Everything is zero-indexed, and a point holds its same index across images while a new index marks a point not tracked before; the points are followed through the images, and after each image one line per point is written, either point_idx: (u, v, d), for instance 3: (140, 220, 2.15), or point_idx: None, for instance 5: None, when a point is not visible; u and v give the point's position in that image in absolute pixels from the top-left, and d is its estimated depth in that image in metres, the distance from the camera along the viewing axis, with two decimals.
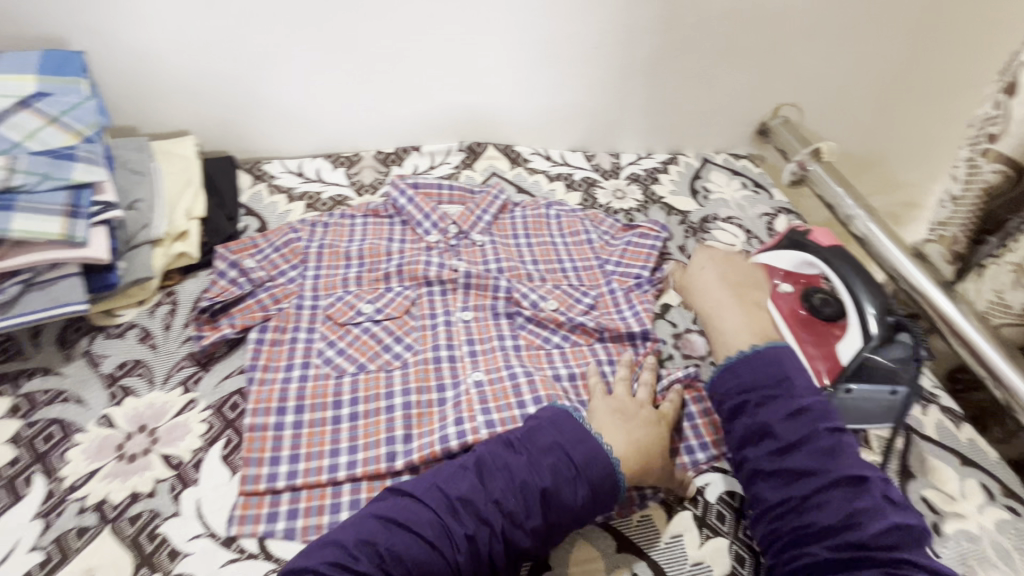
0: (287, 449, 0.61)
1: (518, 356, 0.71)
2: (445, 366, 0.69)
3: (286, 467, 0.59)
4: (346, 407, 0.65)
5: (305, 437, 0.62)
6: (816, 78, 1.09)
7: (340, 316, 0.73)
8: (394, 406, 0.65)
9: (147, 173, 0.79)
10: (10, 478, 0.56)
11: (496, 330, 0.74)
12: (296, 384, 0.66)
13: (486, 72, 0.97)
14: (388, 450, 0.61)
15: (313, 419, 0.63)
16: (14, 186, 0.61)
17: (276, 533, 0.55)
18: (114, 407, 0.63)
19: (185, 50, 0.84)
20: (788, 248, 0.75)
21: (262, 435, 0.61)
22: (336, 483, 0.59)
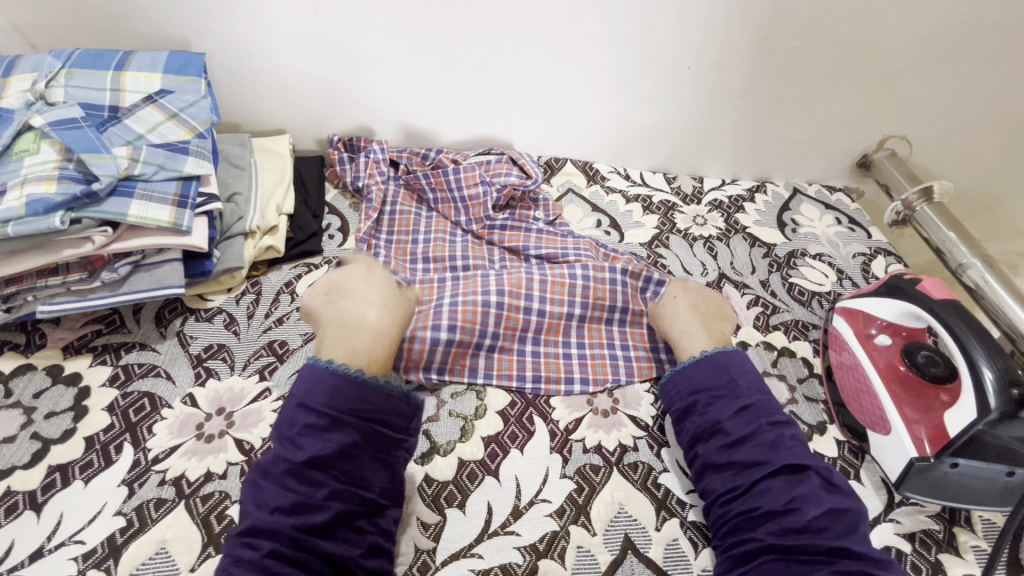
0: (438, 361, 0.69)
1: (580, 328, 0.76)
2: (534, 319, 0.73)
3: (445, 334, 0.68)
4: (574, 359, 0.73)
5: (453, 354, 0.69)
6: (932, 111, 0.99)
7: (519, 285, 0.73)
8: (525, 350, 0.73)
9: (245, 168, 0.84)
10: (103, 443, 0.61)
11: (567, 293, 0.75)
12: (530, 358, 0.72)
13: (572, 88, 0.95)
14: (518, 373, 0.71)
15: (461, 340, 0.69)
16: (135, 174, 0.66)
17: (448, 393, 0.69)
18: (198, 386, 0.66)
19: (292, 56, 0.88)
20: (885, 296, 0.69)
21: (419, 349, 0.68)
22: (473, 372, 0.70)
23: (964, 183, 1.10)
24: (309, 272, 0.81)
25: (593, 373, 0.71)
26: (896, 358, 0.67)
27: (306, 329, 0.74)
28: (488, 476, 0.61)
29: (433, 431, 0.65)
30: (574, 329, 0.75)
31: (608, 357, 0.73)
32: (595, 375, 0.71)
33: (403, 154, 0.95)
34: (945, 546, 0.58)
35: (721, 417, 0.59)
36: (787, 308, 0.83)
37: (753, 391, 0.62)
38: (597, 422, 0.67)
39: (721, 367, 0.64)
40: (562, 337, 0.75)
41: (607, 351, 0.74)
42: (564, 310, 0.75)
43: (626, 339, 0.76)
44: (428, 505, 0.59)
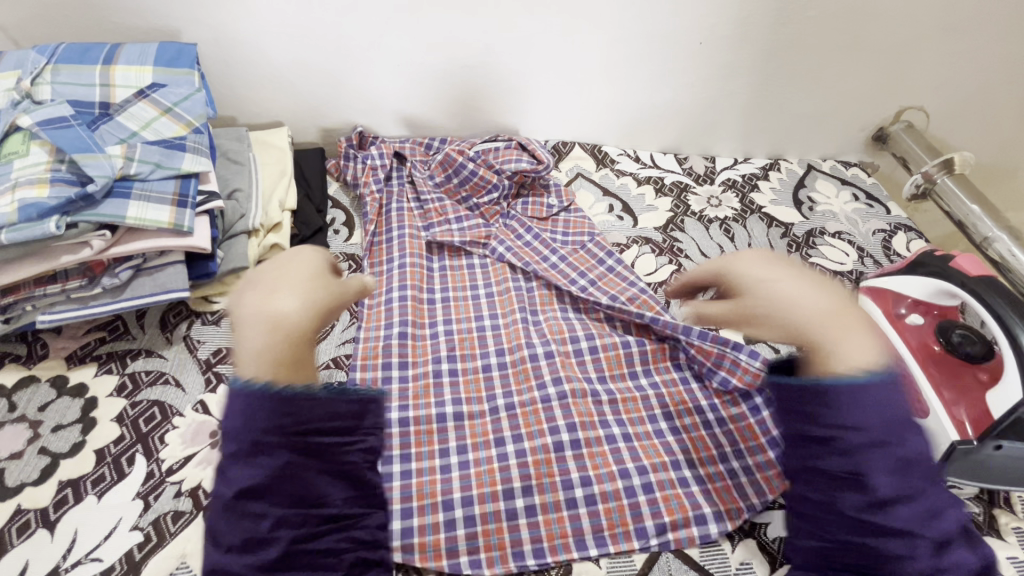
0: (453, 441, 0.63)
1: (612, 407, 0.66)
2: (554, 406, 0.65)
3: (456, 459, 0.61)
4: (615, 427, 0.64)
5: (467, 428, 0.64)
6: (950, 80, 0.96)
7: (517, 337, 0.73)
8: (563, 444, 0.62)
9: (245, 163, 0.81)
10: (114, 456, 0.59)
11: (581, 372, 0.69)
12: (558, 404, 0.65)
13: (579, 67, 0.91)
14: (554, 440, 0.62)
15: (472, 411, 0.66)
16: (131, 174, 0.63)
17: (451, 466, 0.60)
18: (209, 393, 0.64)
19: (285, 43, 0.84)
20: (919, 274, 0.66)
21: (428, 430, 0.63)
22: (505, 468, 0.60)
23: (983, 155, 1.07)
24: None
25: (649, 459, 0.61)
26: (928, 337, 0.65)
27: None
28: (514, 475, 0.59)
29: None
30: (608, 411, 0.66)
31: (653, 432, 0.64)
32: (652, 462, 0.61)
33: (407, 146, 0.93)
34: (987, 529, 0.56)
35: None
36: None
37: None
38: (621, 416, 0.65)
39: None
40: (597, 417, 0.65)
41: (650, 426, 0.65)
42: (586, 389, 0.67)
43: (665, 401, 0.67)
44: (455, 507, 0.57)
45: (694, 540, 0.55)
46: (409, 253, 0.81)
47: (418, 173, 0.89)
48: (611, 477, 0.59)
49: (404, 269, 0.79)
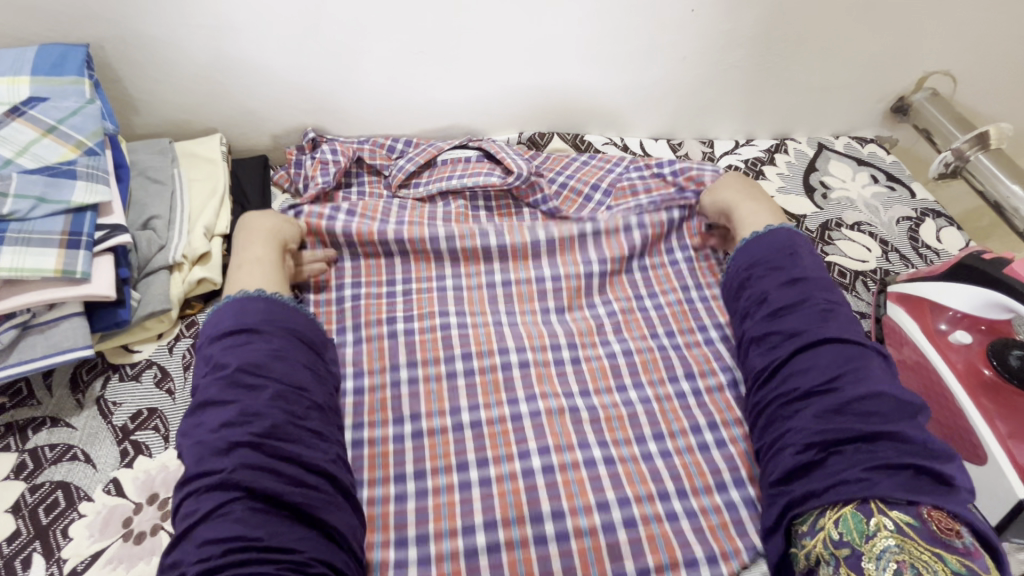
0: (412, 528, 0.53)
1: (611, 476, 0.56)
2: (538, 483, 0.55)
3: (415, 550, 0.52)
4: (615, 509, 0.54)
5: (431, 509, 0.54)
6: (983, 37, 0.83)
7: (496, 389, 0.62)
8: (542, 519, 0.53)
9: (166, 181, 0.70)
10: (7, 557, 0.49)
11: (576, 434, 0.59)
12: (544, 481, 0.55)
13: (553, 45, 0.79)
14: (535, 527, 0.53)
15: (438, 486, 0.55)
16: (4, 214, 0.52)
17: (408, 560, 0.51)
18: (124, 469, 0.54)
19: (206, 37, 0.72)
20: (967, 283, 0.55)
21: (384, 514, 0.54)
22: (472, 555, 0.51)
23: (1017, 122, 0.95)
24: None
25: (648, 533, 0.53)
26: (979, 360, 0.54)
27: None
28: None
29: None
30: (604, 479, 0.56)
31: (664, 514, 0.54)
32: (652, 535, 0.53)
33: (366, 147, 0.81)
34: None
35: (770, 288, 0.60)
36: None
37: (816, 270, 0.61)
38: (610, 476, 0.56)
39: (784, 246, 0.63)
40: (590, 496, 0.55)
41: (658, 504, 0.55)
42: (578, 457, 0.57)
43: (677, 474, 0.57)
44: None
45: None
46: (365, 279, 0.70)
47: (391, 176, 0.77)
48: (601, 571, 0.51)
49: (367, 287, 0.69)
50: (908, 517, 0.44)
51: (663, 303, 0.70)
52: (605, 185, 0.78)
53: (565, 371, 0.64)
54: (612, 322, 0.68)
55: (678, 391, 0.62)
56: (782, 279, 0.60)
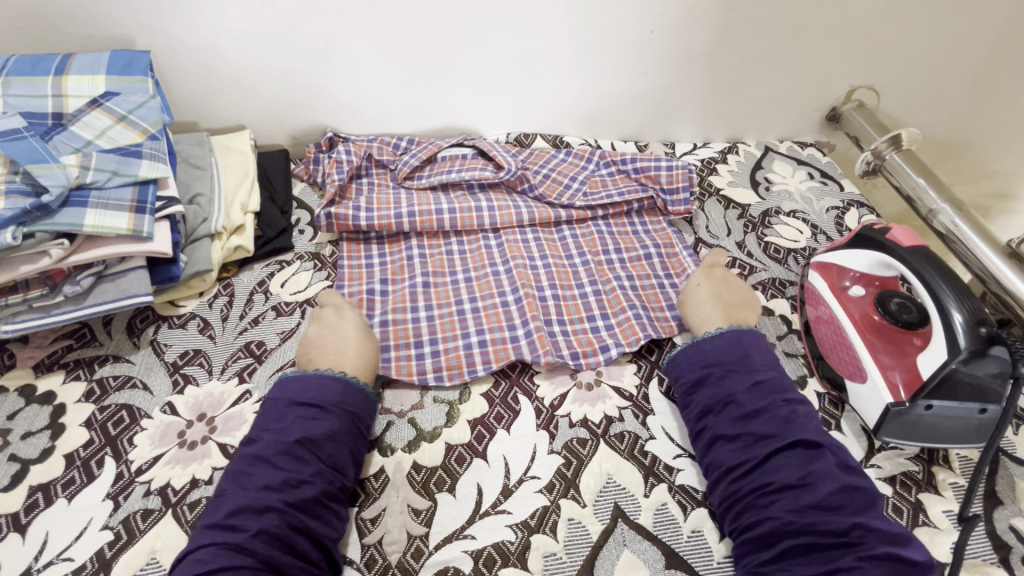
0: (428, 352, 0.71)
1: (558, 310, 0.76)
2: (513, 311, 0.75)
3: (429, 349, 0.71)
4: (559, 330, 0.74)
5: (439, 326, 0.74)
6: (900, 58, 0.99)
7: (489, 287, 0.78)
8: (518, 337, 0.72)
9: (206, 167, 0.82)
10: (84, 459, 0.60)
11: (536, 286, 0.79)
12: (517, 312, 0.75)
13: (536, 60, 0.93)
14: (511, 333, 0.72)
15: (443, 317, 0.75)
16: (87, 183, 0.64)
17: (427, 375, 0.68)
18: (176, 394, 0.66)
19: (241, 48, 0.85)
20: (863, 247, 0.69)
21: (408, 366, 0.69)
22: (469, 356, 0.70)
23: (934, 129, 1.11)
24: (282, 268, 0.80)
25: (583, 351, 0.71)
26: (870, 308, 0.68)
27: (283, 327, 0.73)
28: (476, 458, 0.61)
29: (419, 419, 0.65)
30: (564, 343, 0.72)
31: (599, 348, 0.72)
32: (585, 355, 0.71)
33: (374, 144, 0.94)
34: (925, 486, 0.59)
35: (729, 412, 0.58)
36: (763, 267, 0.83)
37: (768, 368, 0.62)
38: (581, 395, 0.67)
39: (739, 343, 0.64)
40: (543, 316, 0.75)
41: (588, 324, 0.75)
42: (537, 296, 0.78)
43: (620, 338, 0.73)
44: (418, 491, 0.59)
45: (608, 531, 0.56)
46: (388, 252, 0.83)
47: (402, 164, 0.91)
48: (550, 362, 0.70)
49: (384, 265, 0.81)
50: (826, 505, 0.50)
51: (625, 257, 0.84)
52: (581, 179, 0.92)
53: (548, 306, 0.76)
54: (587, 273, 0.82)
55: (622, 290, 0.79)
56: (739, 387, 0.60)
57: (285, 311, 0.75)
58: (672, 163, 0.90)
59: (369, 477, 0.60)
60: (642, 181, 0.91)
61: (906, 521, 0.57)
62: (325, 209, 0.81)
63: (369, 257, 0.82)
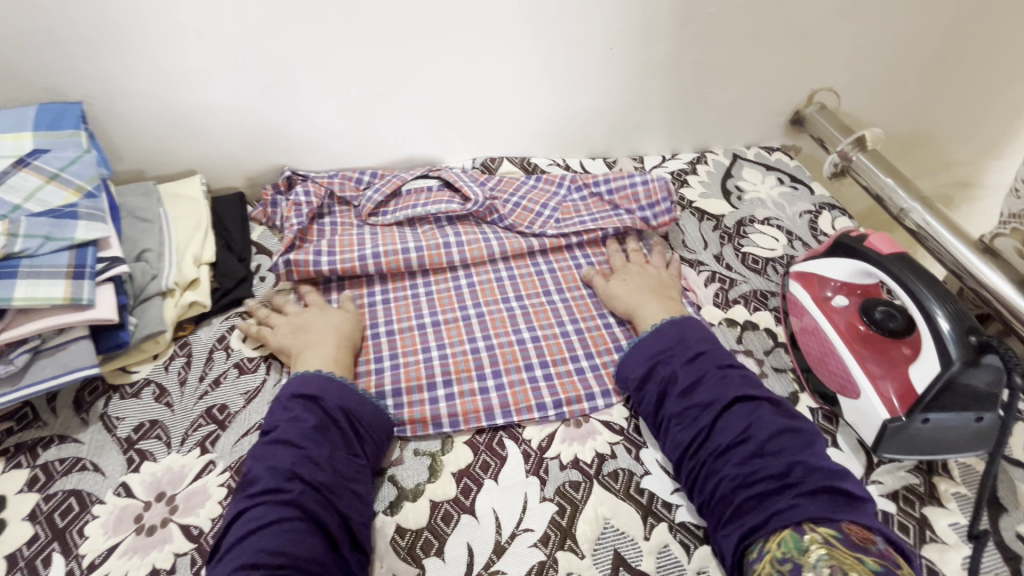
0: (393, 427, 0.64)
1: (537, 351, 0.72)
2: (485, 359, 0.71)
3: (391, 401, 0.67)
4: (539, 369, 0.70)
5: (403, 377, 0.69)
6: (855, 59, 1.00)
7: (459, 333, 0.74)
8: (488, 388, 0.68)
9: (154, 220, 0.77)
10: (28, 559, 0.54)
11: (513, 326, 0.75)
12: (488, 356, 0.71)
13: (496, 83, 0.91)
14: (481, 385, 0.68)
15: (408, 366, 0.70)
16: (16, 252, 0.59)
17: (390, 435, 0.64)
18: (131, 473, 0.60)
19: (186, 89, 0.81)
20: (842, 256, 0.68)
21: None
22: (436, 412, 0.66)
23: (895, 125, 1.13)
24: (243, 321, 0.75)
25: (567, 399, 0.67)
26: (854, 318, 0.67)
27: (246, 386, 0.68)
28: (464, 515, 0.57)
29: (401, 475, 0.61)
30: (546, 390, 0.68)
31: (586, 400, 0.67)
32: (571, 407, 0.66)
33: (336, 180, 0.90)
34: (928, 499, 0.58)
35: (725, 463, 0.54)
36: (743, 279, 0.82)
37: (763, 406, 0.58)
38: (569, 433, 0.64)
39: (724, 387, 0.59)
40: (522, 361, 0.71)
41: (572, 366, 0.71)
42: (513, 339, 0.74)
43: (605, 382, 0.69)
44: (404, 559, 0.54)
45: None
46: (350, 296, 0.79)
47: (367, 199, 0.87)
48: (529, 411, 0.66)
49: (346, 312, 0.77)
50: (833, 530, 0.48)
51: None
52: (552, 204, 0.90)
53: (527, 349, 0.72)
54: (565, 305, 0.78)
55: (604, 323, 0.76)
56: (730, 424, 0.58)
57: (248, 369, 0.70)
58: (648, 179, 0.89)
59: None
60: (616, 202, 0.89)
61: (914, 540, 0.55)
62: (284, 256, 0.77)
63: (332, 303, 0.78)
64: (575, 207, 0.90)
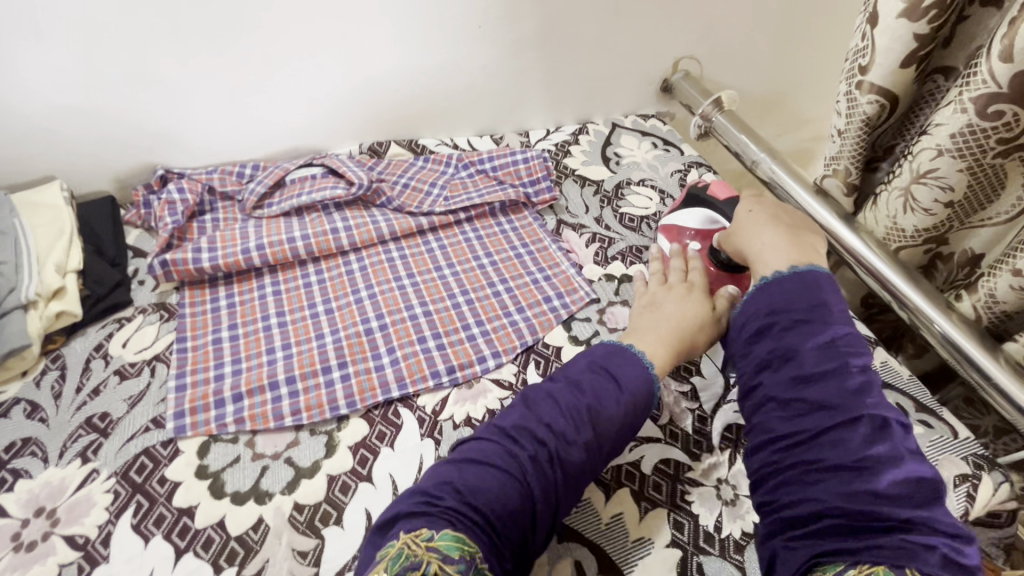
0: (289, 416, 0.65)
1: (429, 324, 0.75)
2: (378, 337, 0.73)
3: (286, 390, 0.67)
4: (432, 341, 0.73)
5: (296, 366, 0.69)
6: (707, 28, 1.09)
7: (352, 316, 0.75)
8: (383, 365, 0.70)
9: (6, 231, 0.72)
10: None
11: (405, 302, 0.77)
12: (380, 334, 0.73)
13: (370, 66, 0.91)
14: (375, 363, 0.70)
15: (301, 353, 0.71)
16: None
17: (285, 420, 0.64)
18: (5, 494, 0.58)
19: (29, 90, 0.76)
20: (692, 206, 0.77)
21: (262, 412, 0.65)
22: (331, 392, 0.67)
23: (753, 90, 1.24)
24: (121, 327, 0.73)
25: (460, 364, 0.71)
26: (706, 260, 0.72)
27: (129, 391, 0.66)
28: (362, 483, 0.60)
29: (296, 457, 0.62)
30: (439, 359, 0.71)
31: (477, 362, 0.71)
32: (464, 372, 0.70)
33: (215, 176, 0.88)
34: None
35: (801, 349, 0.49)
36: (621, 238, 0.89)
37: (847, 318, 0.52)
38: (462, 396, 0.68)
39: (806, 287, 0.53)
40: (415, 335, 0.74)
41: (464, 333, 0.74)
42: (406, 316, 0.76)
43: (495, 345, 0.73)
44: (303, 532, 0.56)
45: None
46: (237, 291, 0.78)
47: (249, 192, 0.86)
48: (424, 380, 0.69)
49: (233, 307, 0.76)
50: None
51: (497, 260, 0.85)
52: (440, 183, 0.92)
53: (420, 323, 0.75)
54: (456, 279, 0.82)
55: (494, 291, 0.80)
56: (844, 386, 0.46)
57: (130, 374, 0.68)
58: (528, 156, 0.95)
59: (247, 529, 0.56)
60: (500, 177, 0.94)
61: None
62: (159, 258, 0.75)
63: (217, 301, 0.76)
64: (462, 184, 0.93)
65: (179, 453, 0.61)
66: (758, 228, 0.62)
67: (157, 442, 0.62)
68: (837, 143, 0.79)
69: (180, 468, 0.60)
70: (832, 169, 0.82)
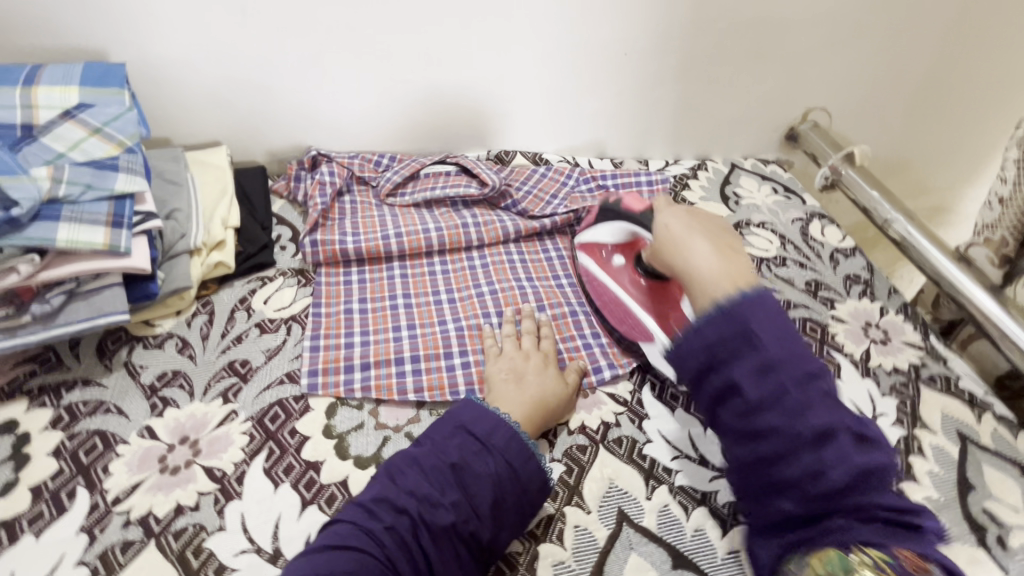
0: (411, 392, 0.67)
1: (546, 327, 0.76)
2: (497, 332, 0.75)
3: (410, 368, 0.69)
4: None
5: (421, 347, 0.72)
6: (846, 82, 1.08)
7: (473, 308, 0.77)
8: None
9: (182, 183, 0.79)
10: (53, 491, 0.56)
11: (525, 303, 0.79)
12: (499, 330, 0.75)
13: (516, 79, 0.96)
14: None
15: (426, 336, 0.73)
16: (60, 197, 0.61)
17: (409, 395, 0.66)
18: (155, 418, 0.62)
19: (223, 64, 0.85)
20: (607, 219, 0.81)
21: (388, 384, 0.67)
22: (452, 376, 0.69)
23: (881, 148, 1.21)
24: (264, 285, 0.78)
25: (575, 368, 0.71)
26: (635, 274, 0.78)
27: (268, 344, 0.71)
28: None
29: (416, 433, 0.64)
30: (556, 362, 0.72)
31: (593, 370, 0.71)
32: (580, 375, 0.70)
33: (356, 161, 0.94)
34: (905, 475, 0.64)
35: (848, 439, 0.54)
36: None
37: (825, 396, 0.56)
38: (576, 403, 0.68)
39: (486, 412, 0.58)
40: None
41: (580, 342, 0.75)
42: None
43: (611, 358, 0.73)
44: None
45: (618, 536, 0.56)
46: (368, 268, 0.82)
47: (388, 178, 0.91)
48: None
49: (364, 284, 0.80)
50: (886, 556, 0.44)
51: None
52: (563, 196, 0.95)
53: None
54: (573, 289, 0.83)
55: None
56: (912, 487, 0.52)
57: (270, 329, 0.73)
58: (652, 177, 0.99)
59: None
60: None
61: None
62: (310, 237, 0.80)
63: (349, 275, 0.80)
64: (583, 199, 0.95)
65: (309, 409, 0.64)
66: (687, 234, 0.65)
67: (290, 396, 0.65)
68: (998, 211, 0.80)
69: (309, 423, 0.63)
70: (984, 238, 0.84)
